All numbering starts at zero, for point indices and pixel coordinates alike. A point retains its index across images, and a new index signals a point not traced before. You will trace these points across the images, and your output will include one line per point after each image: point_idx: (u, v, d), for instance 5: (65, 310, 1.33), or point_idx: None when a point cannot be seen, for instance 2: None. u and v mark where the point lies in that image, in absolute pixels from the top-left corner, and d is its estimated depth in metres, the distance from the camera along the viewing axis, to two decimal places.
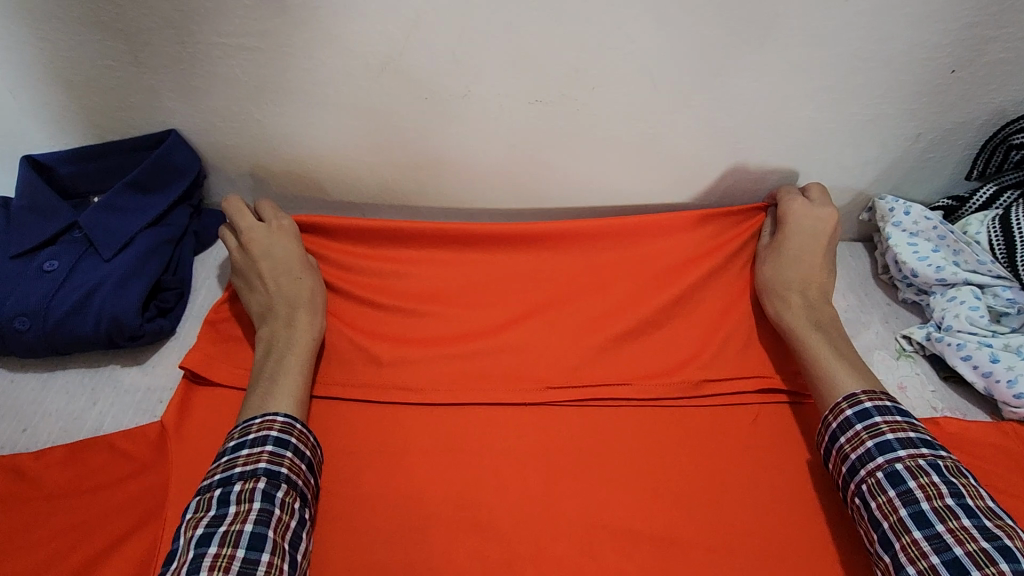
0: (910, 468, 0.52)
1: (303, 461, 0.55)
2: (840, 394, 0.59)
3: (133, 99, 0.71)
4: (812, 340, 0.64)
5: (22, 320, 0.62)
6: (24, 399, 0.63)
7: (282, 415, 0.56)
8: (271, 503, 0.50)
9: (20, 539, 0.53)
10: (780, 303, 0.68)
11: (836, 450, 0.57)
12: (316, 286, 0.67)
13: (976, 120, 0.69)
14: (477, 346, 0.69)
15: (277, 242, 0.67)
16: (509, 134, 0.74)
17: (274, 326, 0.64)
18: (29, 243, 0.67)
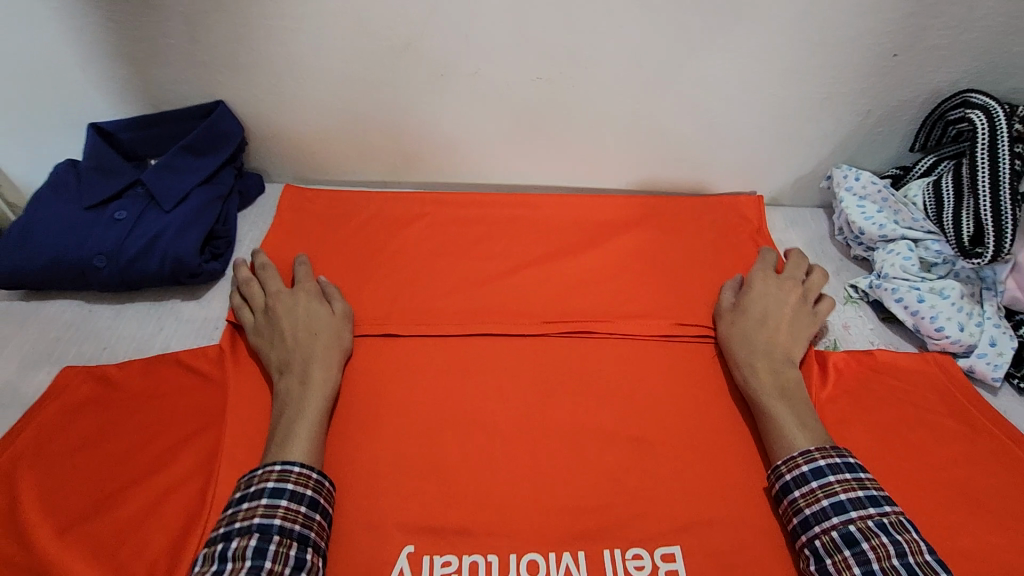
0: (862, 529, 0.54)
1: (302, 503, 0.56)
2: (796, 449, 0.60)
3: (187, 73, 0.82)
4: (775, 401, 0.65)
5: (100, 259, 0.74)
6: (102, 325, 0.74)
7: (278, 464, 0.57)
8: (261, 558, 0.51)
9: (113, 427, 0.65)
10: (742, 363, 0.69)
11: (789, 502, 0.58)
12: (342, 340, 0.71)
13: (917, 99, 0.80)
14: (484, 292, 0.80)
15: (304, 303, 0.72)
16: (513, 108, 0.85)
17: (290, 381, 0.66)
18: (99, 197, 0.78)
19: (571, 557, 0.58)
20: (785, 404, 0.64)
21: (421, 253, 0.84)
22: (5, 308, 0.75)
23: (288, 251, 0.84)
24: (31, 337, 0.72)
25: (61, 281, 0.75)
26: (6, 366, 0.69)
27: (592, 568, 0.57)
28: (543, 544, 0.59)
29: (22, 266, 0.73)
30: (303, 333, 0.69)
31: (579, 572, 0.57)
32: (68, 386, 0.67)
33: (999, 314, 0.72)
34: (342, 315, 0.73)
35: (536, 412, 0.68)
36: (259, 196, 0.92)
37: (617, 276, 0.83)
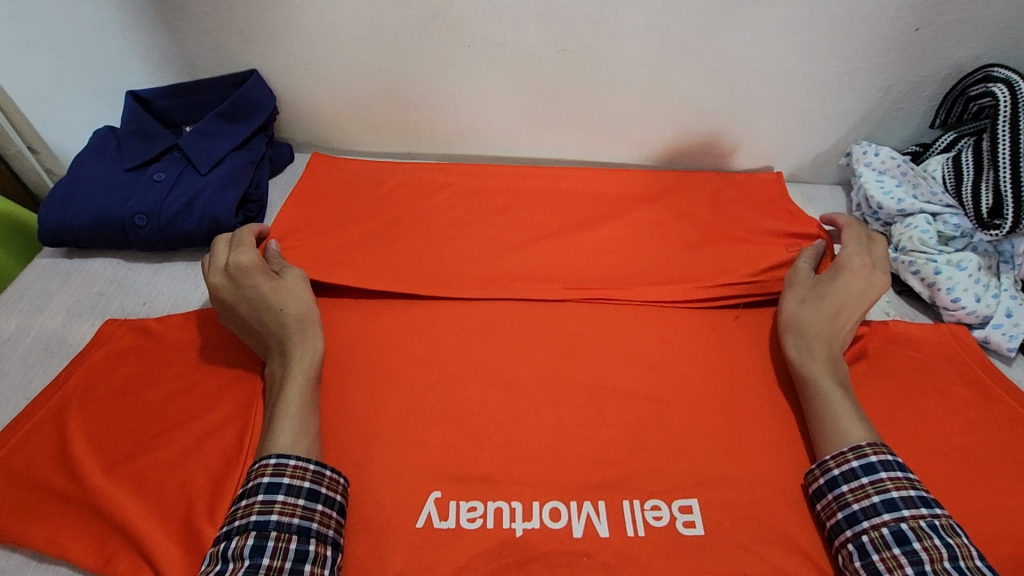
0: (914, 529, 0.52)
1: (300, 496, 0.54)
2: (847, 443, 0.59)
3: (223, 41, 0.85)
4: (831, 389, 0.63)
5: (141, 218, 0.77)
6: (141, 281, 0.78)
7: (273, 458, 0.56)
8: (259, 556, 0.50)
9: (157, 372, 0.67)
10: (808, 344, 0.67)
11: (836, 496, 0.57)
12: (307, 306, 0.68)
13: (938, 74, 0.81)
14: (507, 258, 0.81)
15: (248, 280, 0.68)
16: (538, 78, 0.86)
17: (273, 364, 0.65)
18: (139, 159, 0.81)
19: (592, 506, 0.59)
20: (842, 394, 0.63)
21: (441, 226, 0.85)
22: (51, 264, 0.79)
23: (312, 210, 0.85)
24: (75, 291, 0.76)
25: (104, 239, 0.78)
26: (52, 316, 0.73)
27: (612, 516, 0.59)
28: (564, 492, 0.60)
29: (69, 223, 0.77)
30: (263, 314, 0.66)
31: (599, 521, 0.58)
32: (112, 335, 0.70)
33: (1015, 287, 0.74)
34: (297, 279, 0.71)
35: (557, 370, 0.70)
36: (288, 165, 0.95)
37: (637, 247, 0.83)
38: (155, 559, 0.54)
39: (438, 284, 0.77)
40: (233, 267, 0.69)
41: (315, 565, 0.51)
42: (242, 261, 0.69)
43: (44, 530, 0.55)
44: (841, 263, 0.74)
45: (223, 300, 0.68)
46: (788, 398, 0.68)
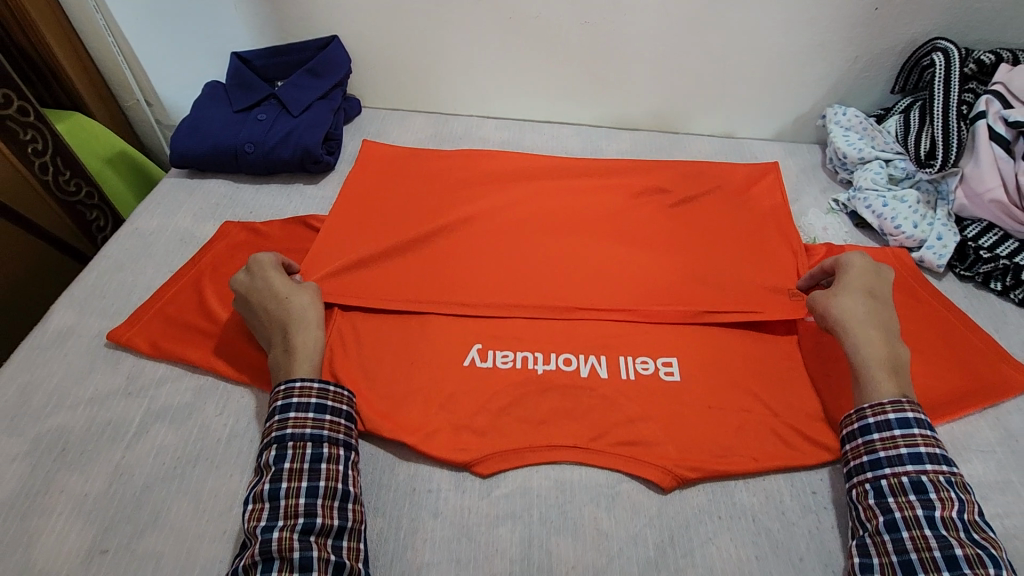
0: (933, 481, 0.59)
1: (309, 411, 0.64)
2: (886, 397, 0.64)
3: (313, 12, 1.06)
4: (881, 373, 0.67)
5: (249, 146, 0.98)
6: (247, 196, 0.99)
7: (282, 385, 0.66)
8: (282, 461, 0.61)
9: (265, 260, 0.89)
10: (854, 330, 0.70)
11: (866, 441, 0.63)
12: (310, 304, 0.74)
13: (896, 47, 0.98)
14: (524, 258, 0.88)
15: (261, 276, 0.76)
16: (564, 46, 1.05)
17: (277, 352, 0.70)
18: (246, 104, 1.03)
19: (595, 357, 0.77)
20: (890, 374, 0.67)
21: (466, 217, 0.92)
22: (177, 182, 1.01)
23: (335, 237, 0.89)
24: (198, 201, 0.97)
25: (219, 164, 1.00)
26: (183, 218, 0.94)
27: (610, 364, 0.77)
28: (574, 348, 0.78)
29: (193, 149, 0.98)
30: (271, 304, 0.73)
31: (601, 367, 0.76)
32: (229, 233, 0.91)
33: (948, 218, 0.90)
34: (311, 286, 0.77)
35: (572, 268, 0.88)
36: (357, 117, 1.16)
37: (643, 177, 1.00)
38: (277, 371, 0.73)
39: (470, 219, 0.92)
40: (251, 263, 0.77)
41: (330, 462, 0.62)
42: (259, 257, 0.77)
43: (195, 351, 0.76)
44: (849, 262, 0.78)
45: (239, 296, 0.75)
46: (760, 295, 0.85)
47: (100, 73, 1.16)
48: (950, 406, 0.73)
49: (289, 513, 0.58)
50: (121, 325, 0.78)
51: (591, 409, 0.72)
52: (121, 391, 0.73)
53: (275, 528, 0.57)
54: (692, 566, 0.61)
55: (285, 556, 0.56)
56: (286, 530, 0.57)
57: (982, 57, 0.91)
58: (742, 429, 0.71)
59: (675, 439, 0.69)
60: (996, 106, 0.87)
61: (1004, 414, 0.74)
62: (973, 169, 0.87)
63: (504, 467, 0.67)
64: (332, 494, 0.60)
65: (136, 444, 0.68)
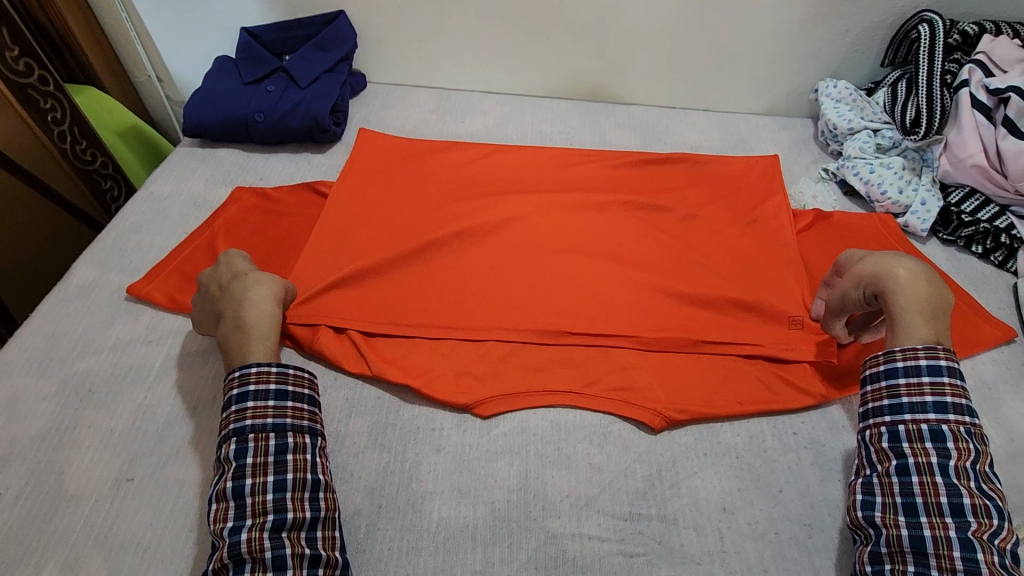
0: (952, 431, 0.60)
1: (268, 399, 0.64)
2: (920, 343, 0.64)
3: None
4: (919, 320, 0.65)
5: (259, 116, 1.01)
6: (257, 163, 1.03)
7: (237, 371, 0.65)
8: (242, 455, 0.60)
9: (276, 222, 0.94)
10: (895, 274, 0.67)
11: (892, 385, 0.63)
12: (271, 285, 0.74)
13: (885, 21, 1.02)
14: (522, 257, 0.88)
15: (228, 263, 0.76)
16: (564, 21, 1.08)
17: (228, 329, 0.70)
18: (256, 76, 1.07)
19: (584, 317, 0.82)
20: (925, 320, 0.65)
21: (462, 225, 0.90)
22: (190, 151, 1.05)
23: (326, 253, 0.87)
24: (210, 168, 1.01)
25: (230, 133, 1.04)
26: (196, 184, 0.98)
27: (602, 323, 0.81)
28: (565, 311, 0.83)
29: (205, 119, 1.02)
30: (229, 285, 0.73)
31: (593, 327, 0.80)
32: (241, 198, 0.95)
33: (932, 184, 0.93)
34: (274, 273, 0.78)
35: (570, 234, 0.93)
36: (363, 92, 1.19)
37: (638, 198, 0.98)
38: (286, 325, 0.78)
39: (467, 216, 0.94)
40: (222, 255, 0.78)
41: (296, 452, 0.62)
42: (231, 250, 0.78)
43: None
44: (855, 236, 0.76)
45: (202, 283, 0.75)
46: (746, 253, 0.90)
47: (112, 48, 1.18)
48: None
49: (257, 510, 0.58)
50: (139, 281, 0.82)
51: (586, 359, 0.76)
52: (141, 339, 0.77)
53: (243, 526, 0.57)
54: (678, 496, 0.65)
55: (257, 556, 0.56)
56: (254, 530, 0.57)
57: (966, 28, 0.93)
58: (728, 376, 0.75)
59: (665, 385, 0.73)
60: (978, 74, 0.90)
61: (978, 365, 0.78)
62: (956, 136, 0.91)
63: (503, 409, 0.71)
64: (301, 486, 0.60)
65: (158, 385, 0.73)
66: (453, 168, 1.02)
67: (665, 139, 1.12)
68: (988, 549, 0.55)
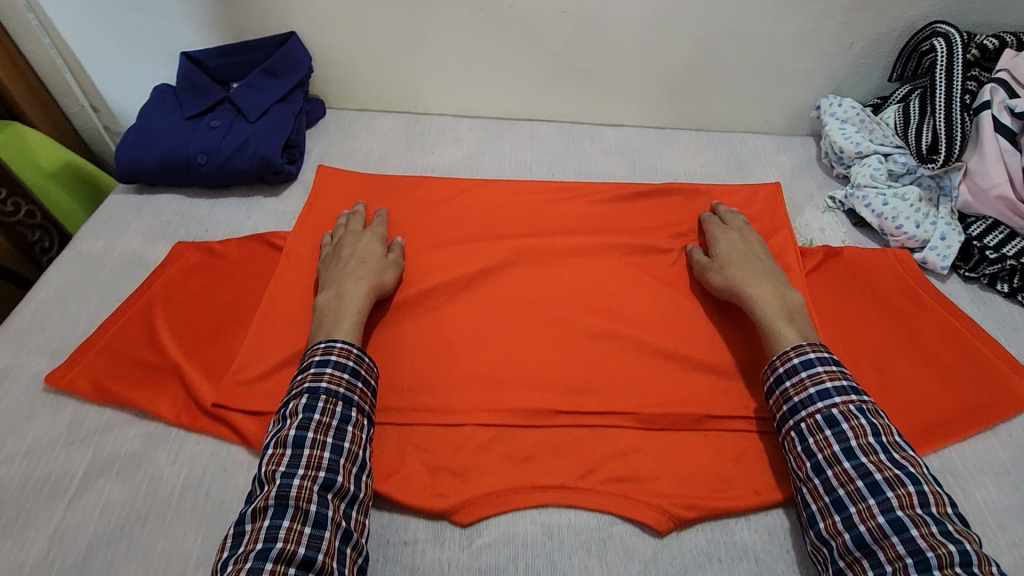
0: (843, 412, 0.63)
1: (345, 371, 0.65)
2: (787, 344, 0.69)
3: (267, 7, 0.97)
4: (785, 325, 0.71)
5: (202, 157, 0.90)
6: (201, 212, 0.91)
7: (324, 342, 0.67)
8: (311, 411, 0.61)
9: (222, 282, 0.82)
10: (749, 290, 0.75)
11: (782, 392, 0.67)
12: (385, 274, 0.78)
13: (894, 32, 0.92)
14: (505, 323, 0.79)
15: (366, 239, 0.82)
16: (541, 39, 0.98)
17: (330, 297, 0.74)
18: (198, 109, 0.94)
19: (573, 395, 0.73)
20: (789, 322, 0.71)
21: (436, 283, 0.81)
22: (125, 199, 0.93)
23: (286, 319, 0.78)
24: (147, 219, 0.90)
25: (169, 176, 0.92)
26: (131, 239, 0.87)
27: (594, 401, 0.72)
28: (553, 384, 0.74)
29: (141, 163, 0.90)
30: (355, 258, 0.78)
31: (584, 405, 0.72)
32: (182, 254, 0.84)
33: (952, 216, 0.85)
34: (395, 260, 0.80)
35: (556, 287, 0.83)
36: (322, 120, 1.07)
37: (631, 237, 0.89)
38: (231, 419, 0.68)
39: (441, 267, 0.84)
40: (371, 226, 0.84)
41: (355, 427, 0.63)
42: (380, 226, 0.84)
43: (144, 393, 0.70)
44: (714, 241, 0.83)
45: (337, 242, 0.82)
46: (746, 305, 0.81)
47: (36, 76, 1.05)
48: (967, 424, 0.70)
49: (311, 465, 0.58)
50: (60, 366, 0.71)
51: (577, 444, 0.68)
52: (61, 441, 0.66)
53: (298, 471, 0.58)
54: None
55: (302, 506, 0.56)
56: (307, 479, 0.58)
57: (984, 42, 0.84)
58: (741, 457, 0.68)
59: (670, 474, 0.66)
60: (1001, 95, 0.81)
61: (1016, 431, 0.70)
62: (977, 164, 0.82)
63: (487, 513, 0.62)
64: (350, 459, 0.61)
65: (79, 500, 0.62)
66: (424, 208, 0.92)
67: (656, 167, 1.02)
68: (920, 522, 0.55)
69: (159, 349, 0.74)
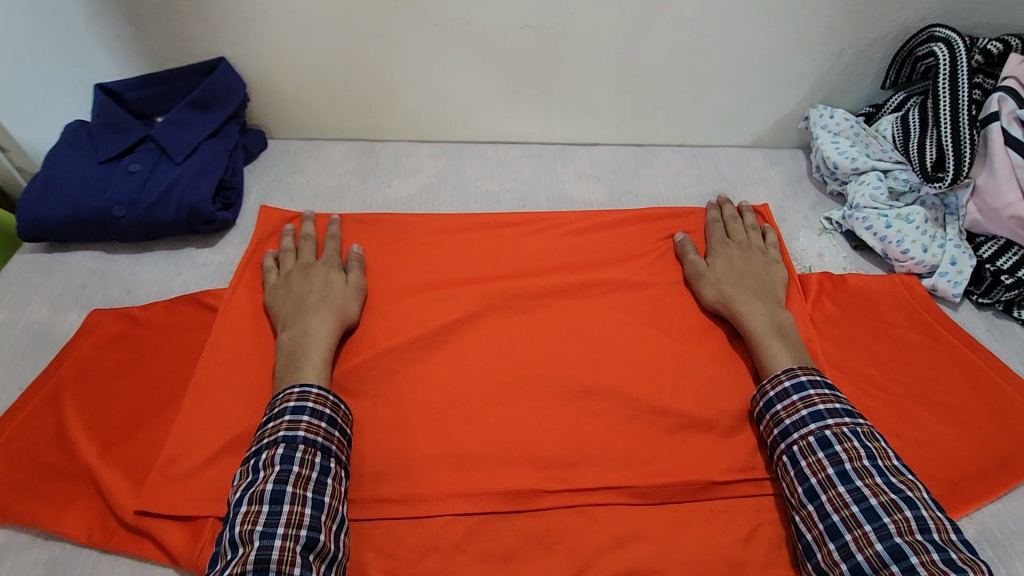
0: (836, 434, 0.59)
1: (322, 419, 0.60)
2: (779, 368, 0.66)
3: (190, 31, 0.85)
4: (778, 344, 0.68)
5: (119, 209, 0.78)
6: (122, 271, 0.80)
7: (297, 387, 0.61)
8: (290, 463, 0.56)
9: (144, 357, 0.71)
10: (745, 305, 0.72)
11: (772, 415, 0.64)
12: (352, 301, 0.72)
13: (886, 36, 0.85)
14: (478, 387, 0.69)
15: (323, 267, 0.74)
16: (503, 57, 0.88)
17: (294, 333, 0.68)
18: (114, 151, 0.81)
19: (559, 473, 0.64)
20: (782, 341, 0.68)
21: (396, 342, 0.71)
22: (31, 259, 0.80)
23: (222, 392, 0.67)
24: (58, 282, 0.78)
25: (82, 230, 0.79)
26: (38, 309, 0.75)
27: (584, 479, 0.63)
28: (536, 459, 0.64)
29: (46, 216, 0.78)
30: (317, 285, 0.72)
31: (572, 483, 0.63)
32: (99, 324, 0.72)
33: (960, 236, 0.78)
34: (356, 285, 0.74)
35: (533, 340, 0.73)
36: (263, 152, 0.96)
37: (614, 274, 0.80)
38: (154, 533, 0.59)
39: (402, 324, 0.73)
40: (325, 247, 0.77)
41: (335, 480, 0.58)
42: (334, 245, 0.78)
43: (48, 506, 0.59)
44: (712, 247, 0.80)
45: (289, 267, 0.75)
46: (741, 346, 0.74)
47: None
48: (1000, 475, 0.63)
49: (292, 521, 0.53)
50: None
51: (568, 533, 0.60)
52: None
53: (277, 530, 0.53)
54: None
55: (284, 570, 0.51)
56: (288, 539, 0.52)
57: (988, 46, 0.78)
58: (753, 537, 0.61)
59: (673, 565, 0.58)
60: (1010, 105, 0.75)
61: None
62: (987, 180, 0.76)
63: None
64: (332, 515, 0.56)
65: None
66: (381, 252, 0.81)
67: (636, 191, 0.94)
68: (920, 549, 0.51)
69: (68, 449, 0.63)
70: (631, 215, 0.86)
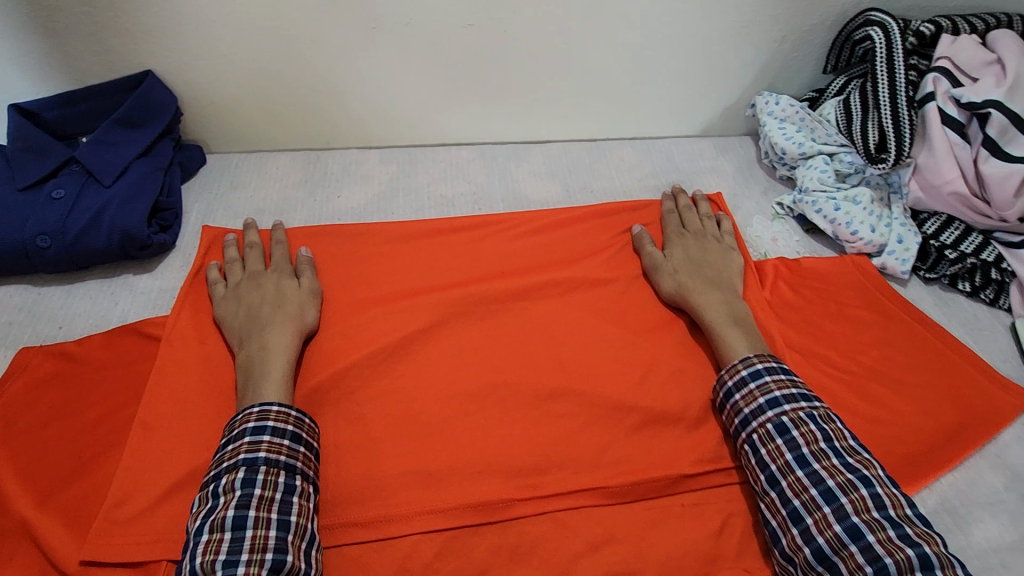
0: (793, 420, 0.59)
1: (285, 436, 0.58)
2: (736, 357, 0.66)
3: (112, 44, 0.79)
4: (734, 332, 0.68)
5: (44, 239, 0.73)
6: (53, 304, 0.75)
7: (257, 407, 0.59)
8: (252, 485, 0.54)
9: (82, 395, 0.66)
10: (699, 297, 0.72)
11: (731, 405, 0.64)
12: (307, 307, 0.70)
13: (825, 21, 0.86)
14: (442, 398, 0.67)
15: (273, 276, 0.72)
16: (447, 58, 0.86)
17: (251, 348, 0.65)
18: (34, 177, 0.76)
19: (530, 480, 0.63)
20: (738, 329, 0.69)
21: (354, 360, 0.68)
22: None
23: (170, 426, 0.63)
24: None
25: (4, 264, 0.74)
26: None
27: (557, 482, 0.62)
28: (507, 470, 0.63)
29: None
30: (269, 296, 0.70)
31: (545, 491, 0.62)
32: (28, 364, 0.67)
33: (905, 214, 0.81)
34: (310, 289, 0.72)
35: (496, 346, 0.72)
36: (202, 168, 0.91)
37: (574, 273, 0.79)
38: None
39: (359, 339, 0.71)
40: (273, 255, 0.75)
41: (302, 498, 0.56)
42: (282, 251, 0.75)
43: None
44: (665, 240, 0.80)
45: (237, 281, 0.72)
46: (700, 336, 0.74)
47: None
48: (957, 447, 0.65)
49: (257, 547, 0.52)
50: None
51: (543, 542, 0.60)
52: None
53: (241, 558, 0.51)
54: None
55: None
56: (253, 567, 0.51)
57: (921, 29, 0.80)
58: (726, 528, 0.61)
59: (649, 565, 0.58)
60: (945, 84, 0.78)
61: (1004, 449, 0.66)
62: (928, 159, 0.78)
63: None
64: (300, 534, 0.54)
65: None
66: (333, 266, 0.78)
67: (591, 187, 0.93)
68: (876, 527, 0.52)
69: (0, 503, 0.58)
70: (587, 211, 0.86)
